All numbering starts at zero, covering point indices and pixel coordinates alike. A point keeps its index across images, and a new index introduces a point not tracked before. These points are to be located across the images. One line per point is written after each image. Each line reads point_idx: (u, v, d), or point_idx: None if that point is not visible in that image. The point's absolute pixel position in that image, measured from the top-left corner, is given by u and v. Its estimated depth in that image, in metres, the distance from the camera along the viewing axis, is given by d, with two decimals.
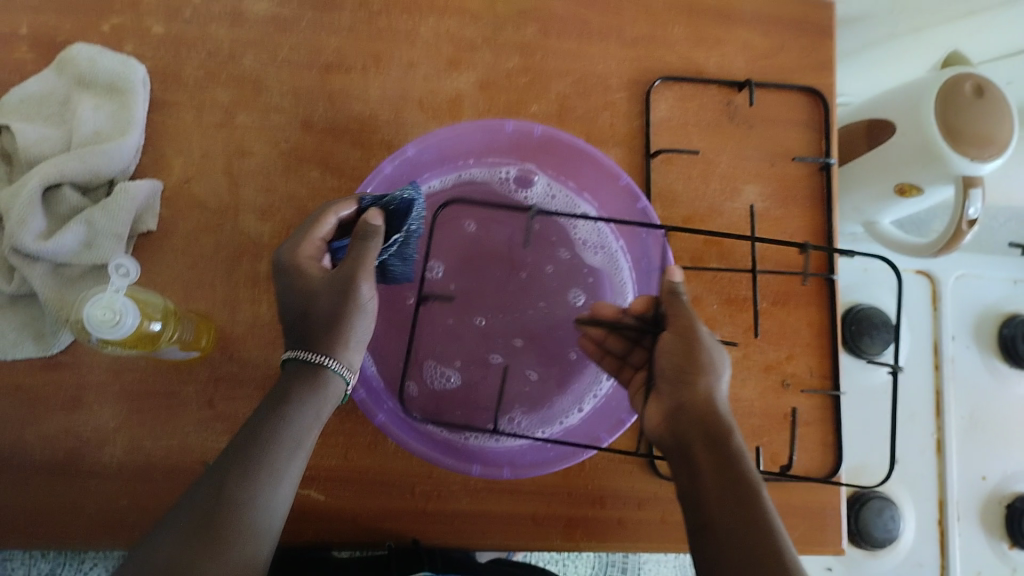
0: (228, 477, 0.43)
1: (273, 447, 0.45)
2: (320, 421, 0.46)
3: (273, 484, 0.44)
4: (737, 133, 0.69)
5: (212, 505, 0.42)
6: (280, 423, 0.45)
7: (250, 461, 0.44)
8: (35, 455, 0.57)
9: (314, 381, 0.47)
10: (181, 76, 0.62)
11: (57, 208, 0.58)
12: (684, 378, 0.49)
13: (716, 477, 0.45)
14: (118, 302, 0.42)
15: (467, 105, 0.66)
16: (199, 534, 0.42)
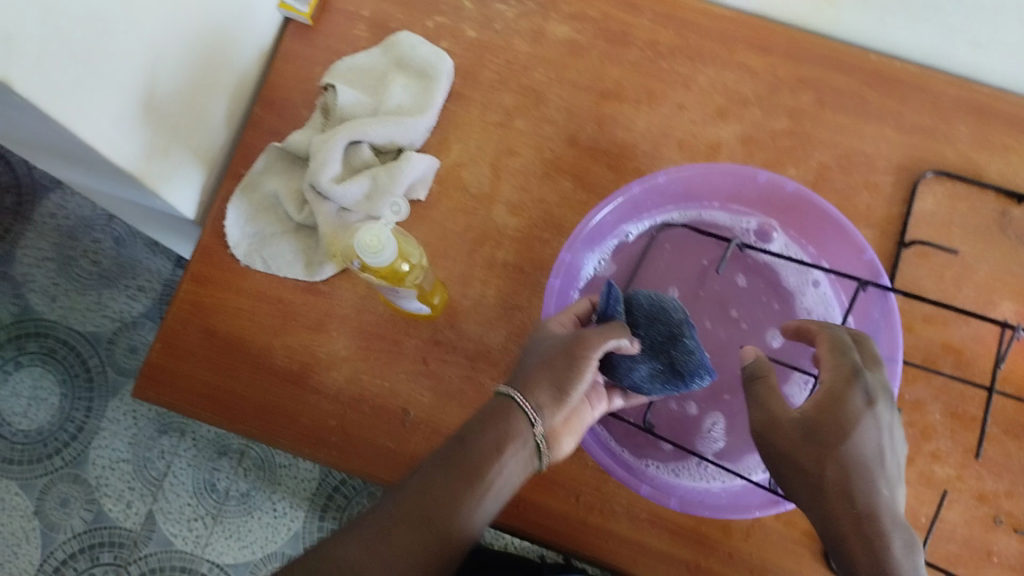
0: (412, 493, 0.48)
1: (457, 468, 0.48)
2: (503, 457, 0.49)
3: (452, 508, 0.47)
4: (1006, 246, 0.64)
5: (394, 514, 0.47)
6: (464, 453, 0.49)
7: (432, 484, 0.48)
8: (276, 361, 0.65)
9: (506, 419, 0.50)
10: (479, 77, 0.70)
11: (352, 161, 0.67)
12: (820, 438, 0.46)
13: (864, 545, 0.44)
14: (384, 234, 0.49)
15: (726, 154, 0.67)
16: (377, 537, 0.46)
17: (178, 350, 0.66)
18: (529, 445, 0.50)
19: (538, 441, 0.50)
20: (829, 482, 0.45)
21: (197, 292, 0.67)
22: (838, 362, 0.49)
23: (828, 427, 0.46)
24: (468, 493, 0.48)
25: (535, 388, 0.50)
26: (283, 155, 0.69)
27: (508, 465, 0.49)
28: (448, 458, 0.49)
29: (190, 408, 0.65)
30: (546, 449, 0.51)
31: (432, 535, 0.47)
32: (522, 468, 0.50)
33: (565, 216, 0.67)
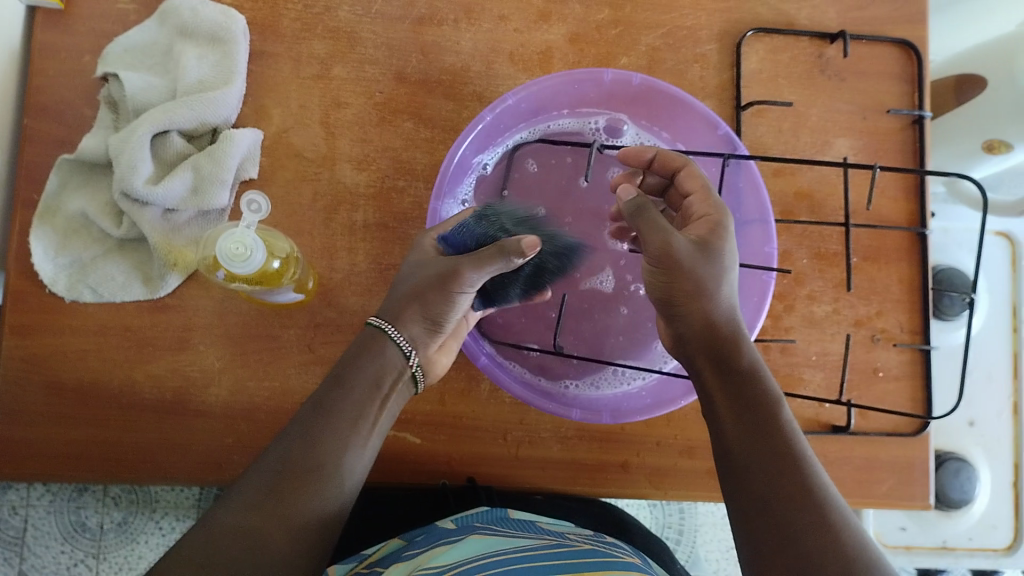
0: (294, 443, 0.45)
1: (337, 411, 0.47)
2: (381, 390, 0.50)
3: (340, 448, 0.46)
4: (827, 87, 0.68)
5: (281, 469, 0.44)
6: (345, 394, 0.48)
7: (319, 427, 0.46)
8: (146, 395, 0.58)
9: (378, 351, 0.50)
10: (279, 28, 0.63)
11: (163, 154, 0.59)
12: (711, 253, 0.47)
13: (731, 407, 0.46)
14: (248, 238, 0.50)
15: (558, 57, 0.65)
16: (268, 495, 0.43)
17: (25, 413, 0.57)
18: (406, 377, 0.51)
19: (415, 371, 0.52)
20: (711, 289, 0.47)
21: (24, 345, 0.58)
22: (706, 201, 0.50)
23: (715, 238, 0.48)
24: (355, 433, 0.47)
25: (406, 322, 0.51)
26: (79, 167, 0.59)
27: (388, 395, 0.50)
28: (327, 406, 0.47)
29: (62, 475, 0.57)
30: (421, 374, 0.53)
31: (326, 479, 0.45)
32: (399, 400, 0.52)
33: (414, 158, 0.63)
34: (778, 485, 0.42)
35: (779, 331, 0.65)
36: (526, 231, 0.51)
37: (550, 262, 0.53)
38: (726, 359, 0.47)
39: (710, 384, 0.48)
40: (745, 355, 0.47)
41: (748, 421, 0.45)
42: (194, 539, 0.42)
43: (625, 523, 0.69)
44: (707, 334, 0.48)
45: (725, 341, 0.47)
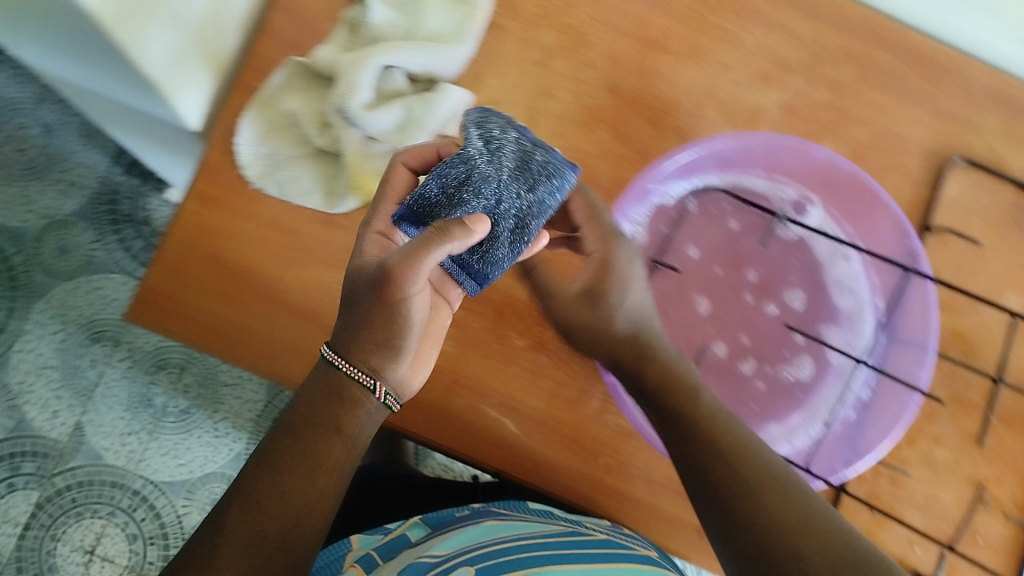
0: (265, 462, 0.48)
1: (298, 436, 0.49)
2: (347, 409, 0.49)
3: (313, 477, 0.48)
4: (1017, 239, 0.66)
5: (248, 490, 0.47)
6: (302, 418, 0.49)
7: (272, 461, 0.48)
8: (292, 296, 0.61)
9: (340, 396, 0.49)
10: (519, 9, 0.66)
11: (383, 87, 0.62)
12: (598, 296, 0.56)
13: (670, 431, 0.54)
14: None
15: (765, 121, 0.66)
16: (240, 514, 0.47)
17: (182, 275, 0.61)
18: (374, 407, 0.50)
19: (386, 400, 0.50)
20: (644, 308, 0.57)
21: (204, 215, 0.61)
22: (599, 231, 0.57)
23: (609, 289, 0.56)
24: (321, 452, 0.49)
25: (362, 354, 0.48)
26: (304, 71, 0.63)
27: (366, 419, 0.50)
28: (284, 426, 0.49)
29: (197, 342, 0.61)
30: (394, 399, 0.51)
31: (317, 477, 0.48)
32: (377, 418, 0.51)
33: (601, 169, 0.64)
34: (734, 504, 0.49)
35: (893, 458, 0.64)
36: (501, 180, 0.50)
37: (533, 211, 0.51)
38: (640, 381, 0.55)
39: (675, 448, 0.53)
40: (697, 402, 0.53)
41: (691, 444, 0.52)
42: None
43: None
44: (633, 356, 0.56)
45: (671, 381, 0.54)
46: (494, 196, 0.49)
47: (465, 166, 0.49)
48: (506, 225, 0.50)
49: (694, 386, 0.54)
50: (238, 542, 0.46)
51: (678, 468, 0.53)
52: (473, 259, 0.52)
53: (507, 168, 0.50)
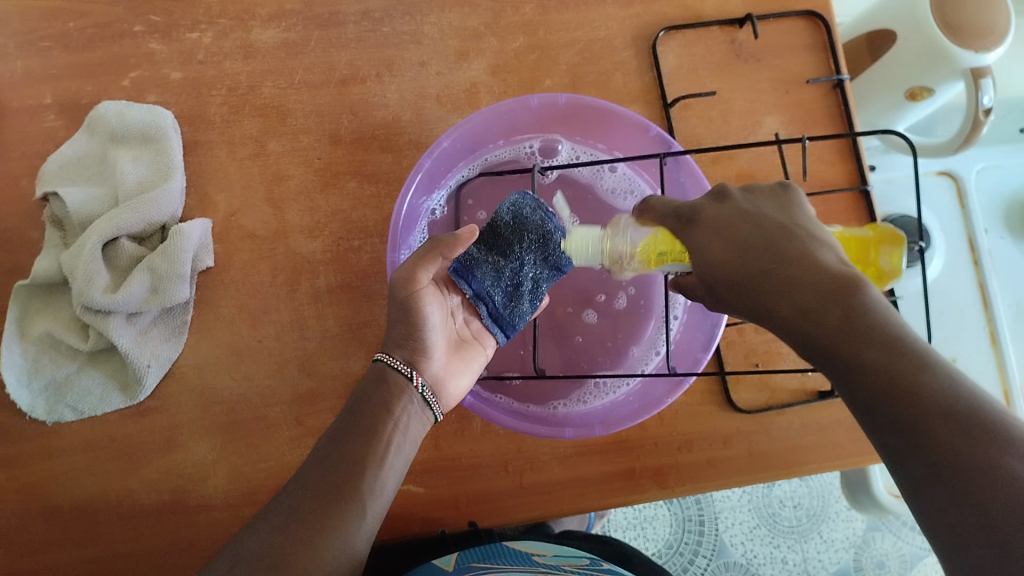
0: (327, 467, 0.46)
1: (376, 441, 0.48)
2: (394, 416, 0.50)
3: (360, 474, 0.46)
4: (745, 69, 0.70)
5: (303, 493, 0.45)
6: (356, 421, 0.49)
7: (344, 451, 0.47)
8: (143, 501, 0.58)
9: (384, 381, 0.51)
10: (208, 116, 0.64)
11: (117, 261, 0.59)
12: (723, 195, 0.46)
13: (831, 333, 0.36)
14: None
15: (484, 91, 0.67)
16: (292, 519, 0.44)
17: (28, 545, 0.57)
18: (415, 401, 0.52)
19: (423, 392, 0.52)
20: (716, 248, 0.43)
21: (16, 477, 0.58)
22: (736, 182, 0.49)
23: (726, 200, 0.46)
24: (373, 453, 0.48)
25: (403, 350, 0.52)
26: (35, 290, 0.60)
27: (402, 420, 0.50)
28: (345, 437, 0.48)
29: None
30: (432, 397, 0.53)
31: (341, 515, 0.44)
32: (417, 424, 0.52)
33: (365, 216, 0.64)
34: (867, 372, 0.34)
35: None
36: (521, 248, 0.53)
37: (548, 277, 0.54)
38: (758, 282, 0.41)
39: (798, 322, 0.38)
40: (846, 278, 0.37)
41: (829, 340, 0.36)
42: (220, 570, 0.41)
43: (630, 555, 0.70)
44: (735, 267, 0.42)
45: (762, 284, 0.40)
46: (516, 262, 0.53)
47: (491, 231, 0.53)
48: (526, 287, 0.54)
49: (805, 252, 0.40)
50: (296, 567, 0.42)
51: (794, 334, 0.38)
52: (502, 307, 0.54)
53: (529, 239, 0.53)
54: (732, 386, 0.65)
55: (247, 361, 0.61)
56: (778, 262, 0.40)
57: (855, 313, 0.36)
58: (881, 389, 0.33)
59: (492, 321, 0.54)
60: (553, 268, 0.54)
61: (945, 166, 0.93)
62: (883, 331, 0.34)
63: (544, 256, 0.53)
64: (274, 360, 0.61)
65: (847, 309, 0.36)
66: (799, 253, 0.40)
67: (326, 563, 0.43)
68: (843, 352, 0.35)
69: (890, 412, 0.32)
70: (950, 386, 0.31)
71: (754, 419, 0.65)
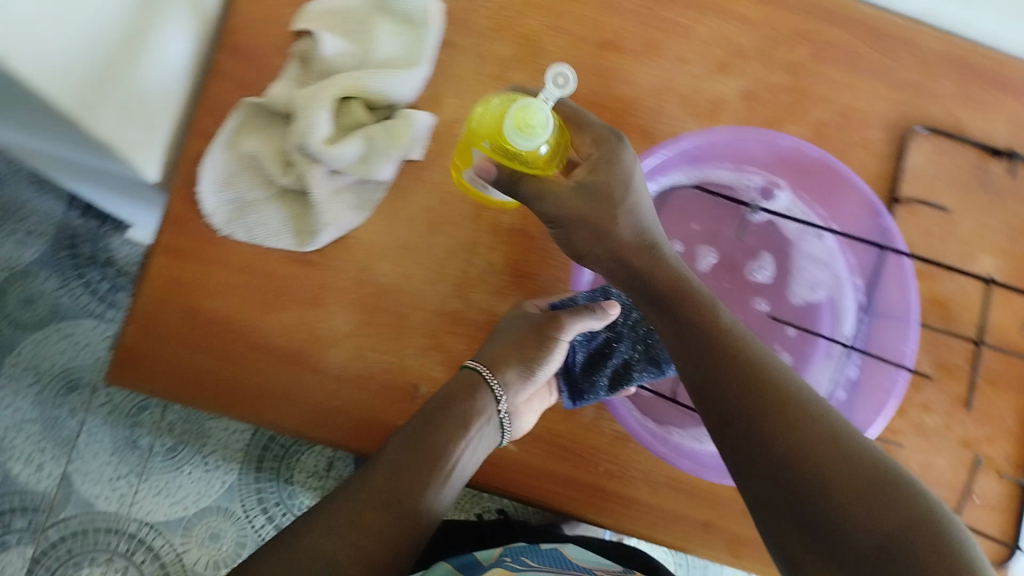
0: (393, 477, 0.51)
1: (439, 453, 0.53)
2: (464, 432, 0.55)
3: (422, 481, 0.51)
4: (985, 199, 0.67)
5: (369, 494, 0.50)
6: (423, 436, 0.54)
7: (409, 458, 0.52)
8: (271, 341, 0.60)
9: (470, 396, 0.57)
10: (470, 23, 0.65)
11: (342, 119, 0.61)
12: (609, 160, 0.50)
13: (737, 389, 0.44)
14: None
15: (728, 111, 0.66)
16: (353, 518, 0.48)
17: (159, 331, 0.60)
18: (492, 422, 0.57)
19: (501, 417, 0.58)
20: (624, 235, 0.50)
21: (175, 266, 0.60)
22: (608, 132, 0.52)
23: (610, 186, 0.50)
24: (435, 470, 0.52)
25: (501, 366, 0.58)
26: (259, 111, 0.62)
27: (472, 439, 0.55)
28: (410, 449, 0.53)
29: (179, 396, 0.59)
30: (507, 424, 0.58)
31: (405, 507, 0.50)
32: (485, 444, 0.57)
33: None
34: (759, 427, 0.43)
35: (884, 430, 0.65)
36: (625, 328, 0.61)
37: (635, 363, 0.60)
38: (676, 308, 0.49)
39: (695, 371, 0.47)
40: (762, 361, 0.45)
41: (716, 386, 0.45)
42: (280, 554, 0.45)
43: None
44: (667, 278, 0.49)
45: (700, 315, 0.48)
46: (613, 335, 0.61)
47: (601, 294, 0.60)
48: (611, 362, 0.60)
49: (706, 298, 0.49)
50: (345, 553, 0.46)
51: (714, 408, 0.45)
52: (577, 367, 0.62)
53: (628, 319, 0.61)
54: None
55: (412, 261, 0.62)
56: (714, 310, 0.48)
57: (758, 376, 0.44)
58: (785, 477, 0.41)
59: (566, 377, 0.62)
60: (648, 361, 0.60)
61: None
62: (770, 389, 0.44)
63: (642, 342, 0.60)
64: (436, 270, 0.62)
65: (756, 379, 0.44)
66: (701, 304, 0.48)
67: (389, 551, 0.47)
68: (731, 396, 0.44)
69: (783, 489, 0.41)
70: (854, 459, 0.40)
71: None
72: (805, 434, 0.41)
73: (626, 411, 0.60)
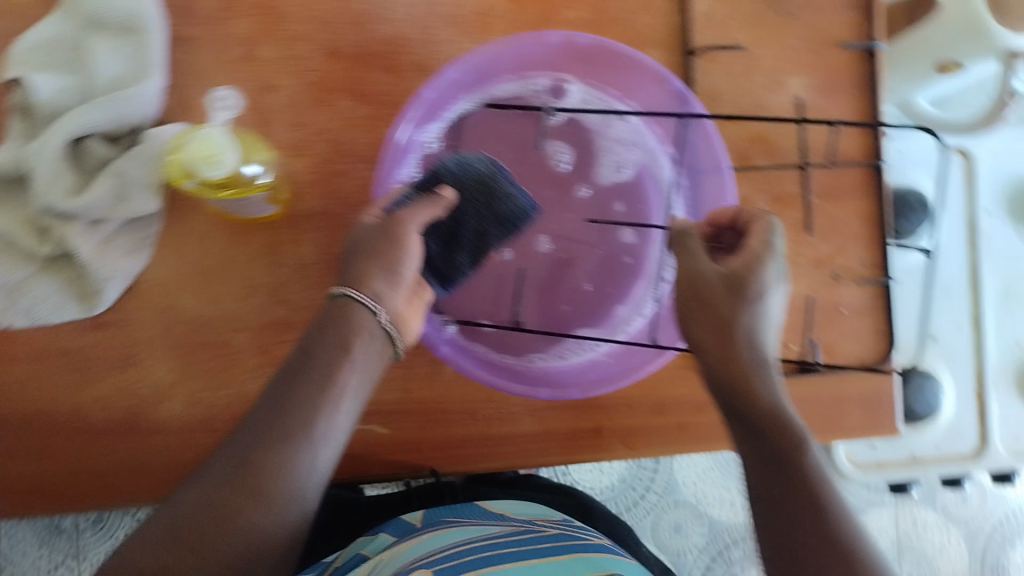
0: (273, 421, 0.46)
1: (325, 380, 0.48)
2: (351, 353, 0.49)
3: (310, 414, 0.46)
4: (778, 23, 0.65)
5: (247, 444, 0.46)
6: (306, 364, 0.48)
7: (288, 391, 0.47)
8: (98, 416, 0.57)
9: (346, 316, 0.50)
10: (193, 7, 0.58)
11: (85, 163, 0.56)
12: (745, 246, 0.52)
13: (749, 439, 0.48)
14: None
15: (498, 16, 0.61)
16: (233, 479, 0.44)
17: None
18: (377, 337, 0.50)
19: (385, 327, 0.50)
20: (710, 342, 0.50)
21: None
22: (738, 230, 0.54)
23: (752, 280, 0.50)
24: (323, 401, 0.47)
25: (366, 280, 0.50)
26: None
27: (361, 358, 0.49)
28: (292, 381, 0.48)
29: (19, 510, 0.56)
30: (396, 333, 0.51)
31: (293, 448, 0.45)
32: (375, 365, 0.50)
33: (356, 140, 0.60)
34: (774, 439, 0.47)
35: None
36: (465, 201, 0.54)
37: (491, 229, 0.55)
38: (734, 397, 0.48)
39: (736, 428, 0.49)
40: (764, 386, 0.48)
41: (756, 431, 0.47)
42: (153, 536, 0.43)
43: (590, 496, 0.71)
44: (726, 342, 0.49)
45: (742, 378, 0.48)
46: (456, 214, 0.55)
47: (435, 179, 0.54)
48: (465, 238, 0.55)
49: (749, 330, 0.49)
50: (225, 525, 0.43)
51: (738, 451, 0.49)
52: (435, 256, 0.55)
53: (468, 188, 0.55)
54: None
55: (217, 283, 0.58)
56: (765, 369, 0.49)
57: (782, 417, 0.47)
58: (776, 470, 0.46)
59: (426, 268, 0.55)
60: (503, 223, 0.56)
61: (960, 143, 0.88)
62: (796, 438, 0.46)
63: (489, 207, 0.55)
64: (245, 285, 0.58)
65: (778, 425, 0.47)
66: (749, 340, 0.49)
67: (268, 514, 0.44)
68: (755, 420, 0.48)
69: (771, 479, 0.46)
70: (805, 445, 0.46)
71: None
72: (803, 456, 0.46)
73: (476, 367, 0.56)
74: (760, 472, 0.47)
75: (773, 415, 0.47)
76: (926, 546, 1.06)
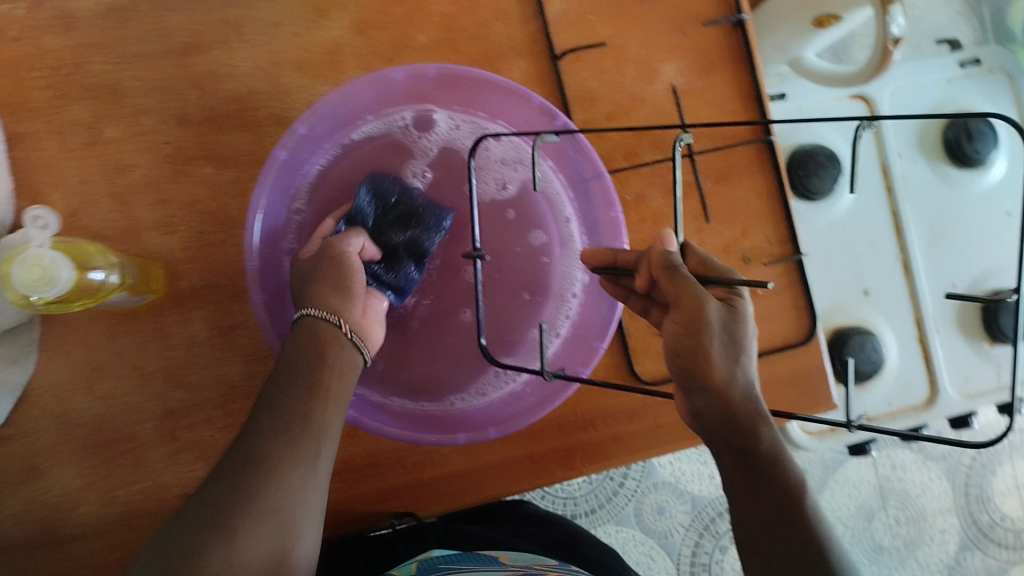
0: (249, 475, 0.40)
1: (309, 400, 0.44)
2: (335, 369, 0.46)
3: (304, 432, 0.43)
4: (638, 11, 0.64)
5: (242, 463, 0.41)
6: (295, 382, 0.45)
7: (281, 407, 0.43)
8: (11, 535, 0.55)
9: (318, 341, 0.46)
10: (30, 102, 0.57)
11: None
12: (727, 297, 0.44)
13: (750, 487, 0.42)
14: None
15: (349, 53, 0.60)
16: (232, 497, 0.40)
17: None
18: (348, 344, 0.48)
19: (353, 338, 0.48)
20: (701, 399, 0.43)
21: None
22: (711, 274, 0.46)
23: (733, 328, 0.43)
24: (315, 418, 0.44)
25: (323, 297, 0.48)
26: None
27: (348, 371, 0.47)
28: (268, 430, 0.42)
29: None
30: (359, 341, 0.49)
31: (291, 468, 0.41)
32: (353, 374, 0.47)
33: (225, 206, 0.57)
34: (777, 496, 0.42)
35: None
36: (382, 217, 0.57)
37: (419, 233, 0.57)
38: (740, 444, 0.42)
39: (725, 462, 0.44)
40: (755, 425, 0.42)
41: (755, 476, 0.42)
42: None
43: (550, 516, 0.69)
44: (721, 393, 0.42)
45: (746, 421, 0.42)
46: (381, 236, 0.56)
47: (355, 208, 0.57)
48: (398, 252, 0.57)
49: (739, 371, 0.43)
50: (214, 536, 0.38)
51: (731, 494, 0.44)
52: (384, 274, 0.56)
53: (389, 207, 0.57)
54: (636, 358, 0.61)
55: (108, 379, 0.56)
56: (759, 409, 0.43)
57: (779, 469, 0.42)
58: (776, 529, 0.41)
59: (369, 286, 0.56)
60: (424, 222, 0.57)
61: (860, 90, 0.87)
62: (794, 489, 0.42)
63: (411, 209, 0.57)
64: (137, 373, 0.56)
65: (776, 482, 0.42)
66: (736, 389, 0.42)
67: (272, 536, 0.39)
68: (757, 475, 0.42)
69: (768, 537, 0.41)
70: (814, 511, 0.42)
71: (660, 393, 0.61)
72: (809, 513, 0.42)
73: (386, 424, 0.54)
74: (759, 532, 0.42)
75: (777, 462, 0.42)
76: (909, 487, 1.02)
